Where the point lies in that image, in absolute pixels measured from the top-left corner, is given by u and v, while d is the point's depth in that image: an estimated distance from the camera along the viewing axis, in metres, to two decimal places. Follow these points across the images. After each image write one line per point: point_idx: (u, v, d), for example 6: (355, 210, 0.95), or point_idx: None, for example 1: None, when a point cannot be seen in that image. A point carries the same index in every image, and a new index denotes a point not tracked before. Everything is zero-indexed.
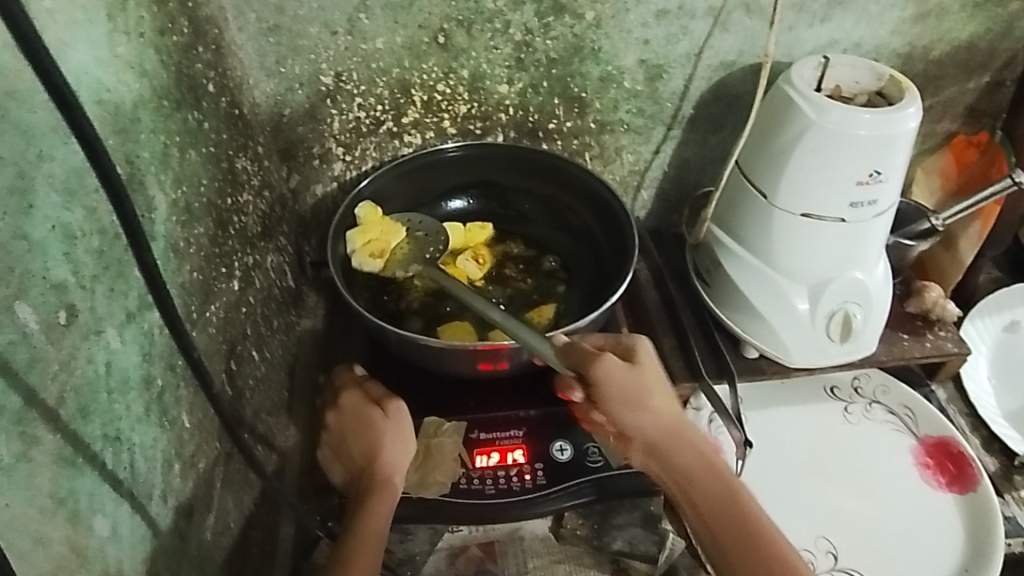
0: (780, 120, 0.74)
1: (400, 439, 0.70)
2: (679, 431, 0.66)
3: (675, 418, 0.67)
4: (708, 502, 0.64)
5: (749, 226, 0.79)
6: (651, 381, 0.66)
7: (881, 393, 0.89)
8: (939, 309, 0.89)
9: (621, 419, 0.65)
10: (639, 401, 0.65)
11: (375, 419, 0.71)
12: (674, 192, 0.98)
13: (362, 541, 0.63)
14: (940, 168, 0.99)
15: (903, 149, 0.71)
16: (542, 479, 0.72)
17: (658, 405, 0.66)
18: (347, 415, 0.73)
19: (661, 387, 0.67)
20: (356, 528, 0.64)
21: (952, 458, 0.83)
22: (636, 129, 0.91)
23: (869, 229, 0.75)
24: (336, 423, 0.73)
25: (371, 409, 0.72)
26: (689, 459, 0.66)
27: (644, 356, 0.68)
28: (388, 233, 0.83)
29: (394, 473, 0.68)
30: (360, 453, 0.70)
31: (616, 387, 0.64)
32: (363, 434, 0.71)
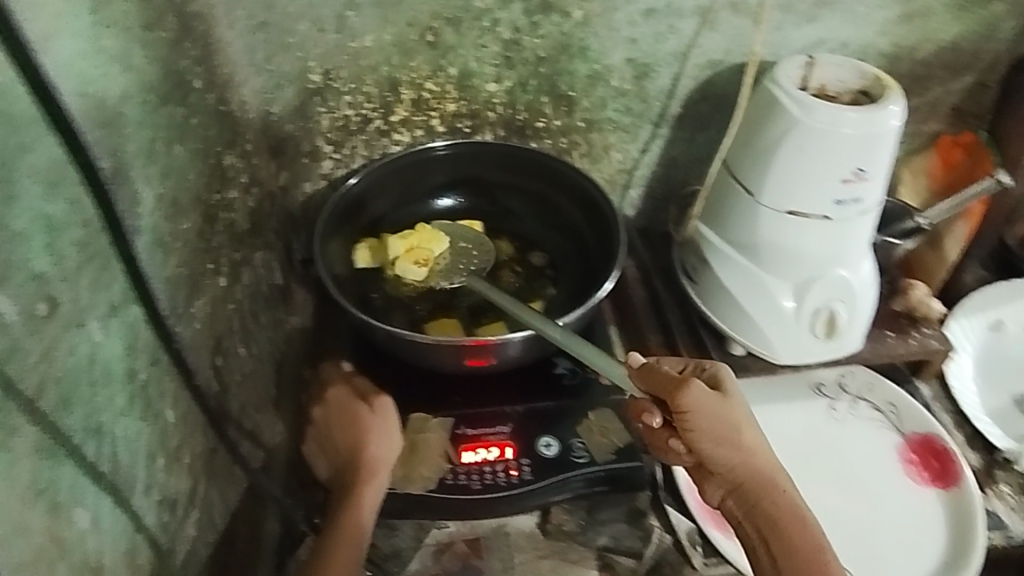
0: (764, 119, 0.75)
1: (386, 433, 0.72)
2: (764, 469, 0.66)
3: (762, 459, 0.66)
4: (789, 548, 0.63)
5: (735, 223, 0.80)
6: (740, 417, 0.66)
7: (866, 390, 0.90)
8: (924, 307, 0.90)
9: (710, 453, 0.65)
10: (729, 438, 0.65)
11: (362, 412, 0.73)
12: (661, 191, 0.99)
13: (347, 532, 0.65)
14: (926, 169, 0.98)
15: (887, 147, 0.72)
16: (528, 474, 0.72)
17: (746, 440, 0.66)
18: (334, 409, 0.75)
19: (750, 422, 0.67)
20: (342, 520, 0.66)
21: (935, 455, 0.84)
22: (624, 128, 0.91)
23: (853, 226, 0.75)
24: (323, 415, 0.75)
25: (357, 402, 0.74)
26: (776, 501, 0.65)
27: (734, 391, 0.67)
28: (431, 243, 0.85)
29: (381, 465, 0.70)
30: (346, 445, 0.72)
31: (704, 420, 0.64)
32: (349, 425, 0.73)
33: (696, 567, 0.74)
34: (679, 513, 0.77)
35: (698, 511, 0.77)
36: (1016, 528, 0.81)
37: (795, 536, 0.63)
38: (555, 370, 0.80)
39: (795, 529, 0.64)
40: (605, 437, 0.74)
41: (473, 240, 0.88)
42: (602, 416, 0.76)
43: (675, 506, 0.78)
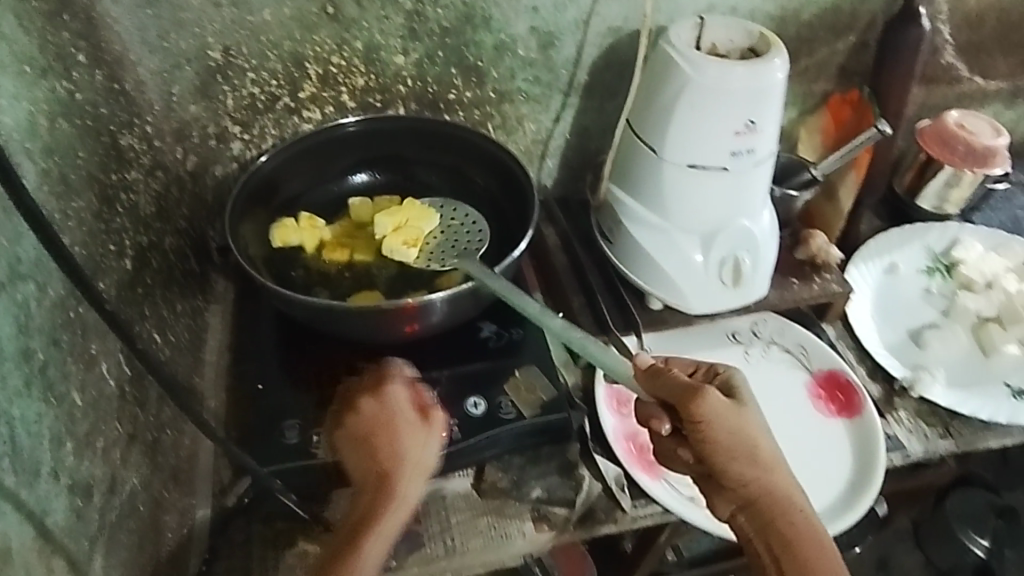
0: (659, 78, 0.78)
1: (420, 456, 0.62)
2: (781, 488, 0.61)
3: (777, 475, 0.62)
4: (800, 573, 0.59)
5: (642, 181, 0.83)
6: (756, 431, 0.62)
7: (776, 334, 0.96)
8: (823, 254, 0.96)
9: (724, 468, 0.61)
10: (744, 454, 0.61)
11: (409, 425, 0.63)
12: (577, 159, 1.02)
13: (357, 564, 0.57)
14: (820, 126, 1.07)
15: (773, 99, 0.76)
16: (458, 434, 0.73)
17: (761, 455, 0.61)
18: (377, 418, 0.63)
19: (763, 434, 0.62)
20: (357, 550, 0.58)
21: (840, 388, 0.90)
22: (535, 97, 0.93)
23: (749, 177, 0.80)
24: (360, 419, 0.64)
25: (406, 414, 0.64)
26: (795, 523, 0.60)
27: (750, 401, 0.64)
28: (421, 223, 0.85)
29: (411, 494, 0.60)
30: (378, 461, 0.61)
31: (720, 435, 0.60)
32: (383, 435, 0.62)
33: (626, 510, 0.78)
34: (607, 461, 0.81)
35: (625, 458, 0.80)
36: (915, 449, 0.87)
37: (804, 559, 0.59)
38: (480, 334, 0.82)
39: (813, 554, 0.59)
40: (529, 394, 0.76)
41: (463, 220, 0.88)
42: (528, 373, 0.78)
43: (603, 455, 0.81)
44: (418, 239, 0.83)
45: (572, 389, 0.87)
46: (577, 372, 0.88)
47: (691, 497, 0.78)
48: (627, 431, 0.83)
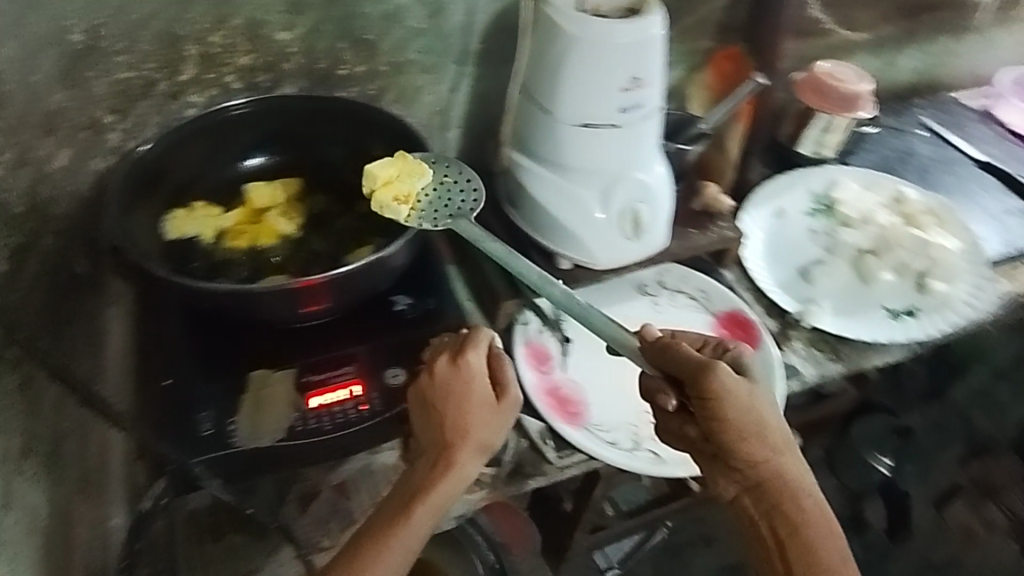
0: (546, 39, 0.80)
1: (489, 429, 0.69)
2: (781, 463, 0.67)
3: (781, 450, 0.68)
4: (801, 549, 0.65)
5: (539, 142, 0.85)
6: (766, 410, 0.67)
7: (681, 282, 1.01)
8: (716, 202, 1.03)
9: (733, 446, 0.67)
10: (752, 434, 0.67)
11: (484, 398, 0.70)
12: (478, 128, 1.02)
13: (411, 523, 0.65)
14: (706, 82, 1.11)
15: (655, 54, 0.79)
16: (379, 406, 0.73)
17: (771, 433, 0.67)
18: (465, 382, 0.69)
19: (772, 414, 0.68)
20: (416, 507, 0.66)
21: (741, 326, 0.97)
22: (429, 68, 0.93)
23: (639, 130, 0.83)
24: (443, 382, 0.70)
25: (481, 387, 0.70)
26: (800, 503, 0.66)
27: (759, 380, 0.69)
28: (416, 177, 0.81)
29: (467, 466, 0.68)
30: (448, 428, 0.68)
31: (731, 412, 0.66)
32: (458, 403, 0.69)
33: (551, 461, 0.81)
34: (530, 417, 0.84)
35: (546, 411, 0.84)
36: (808, 374, 0.95)
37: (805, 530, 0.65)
38: (394, 306, 0.82)
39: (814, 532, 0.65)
40: None
41: (456, 176, 0.84)
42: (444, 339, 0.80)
43: (526, 412, 0.85)
44: (411, 198, 0.81)
45: None
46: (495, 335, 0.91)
47: (611, 442, 0.83)
48: (547, 386, 0.87)
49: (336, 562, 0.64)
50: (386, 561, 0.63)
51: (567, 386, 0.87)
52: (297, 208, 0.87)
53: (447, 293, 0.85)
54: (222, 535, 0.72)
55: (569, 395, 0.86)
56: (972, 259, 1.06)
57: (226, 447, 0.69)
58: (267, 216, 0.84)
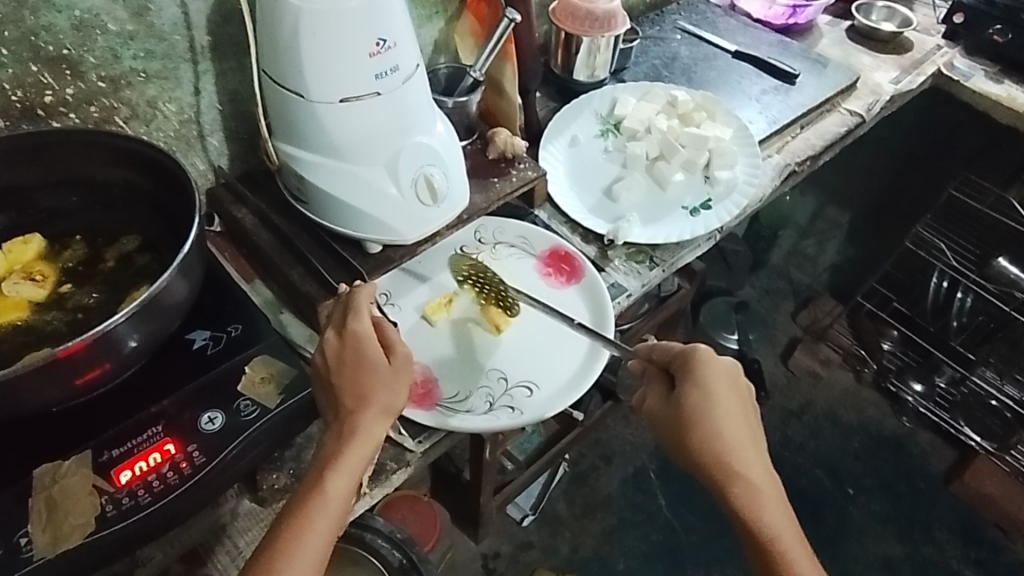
0: (272, 17, 0.73)
1: (392, 388, 0.68)
2: (720, 469, 0.69)
3: (734, 452, 0.69)
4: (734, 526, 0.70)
5: (303, 130, 0.79)
6: (708, 432, 0.70)
7: (498, 233, 1.01)
8: (511, 146, 1.02)
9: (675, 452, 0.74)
10: (715, 447, 0.69)
11: (379, 359, 0.68)
12: (242, 127, 0.93)
13: (329, 493, 0.62)
14: (469, 30, 1.08)
15: (393, 11, 0.75)
16: (201, 458, 0.66)
17: (730, 444, 0.69)
18: (355, 347, 0.68)
19: (726, 424, 0.70)
20: (329, 479, 0.63)
21: (564, 259, 0.99)
22: (157, 74, 0.82)
23: (404, 94, 0.80)
24: (335, 354, 0.68)
25: (373, 348, 0.68)
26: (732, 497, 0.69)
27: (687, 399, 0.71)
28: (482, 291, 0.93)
29: (371, 431, 0.66)
30: (348, 395, 0.67)
31: (679, 430, 0.71)
32: (354, 369, 0.67)
33: (411, 449, 0.80)
34: None
35: None
36: (633, 287, 0.99)
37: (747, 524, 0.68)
38: (193, 345, 0.74)
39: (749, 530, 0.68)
40: (264, 383, 0.71)
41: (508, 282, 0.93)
42: (262, 363, 0.73)
43: None
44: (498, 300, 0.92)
45: None
46: None
47: (466, 410, 0.82)
48: None
49: (258, 552, 0.61)
50: (313, 536, 0.61)
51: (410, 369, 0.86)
52: (45, 264, 0.76)
53: (252, 313, 0.77)
54: None
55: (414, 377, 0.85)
56: (744, 141, 1.16)
57: (22, 566, 0.59)
58: (8, 278, 0.73)
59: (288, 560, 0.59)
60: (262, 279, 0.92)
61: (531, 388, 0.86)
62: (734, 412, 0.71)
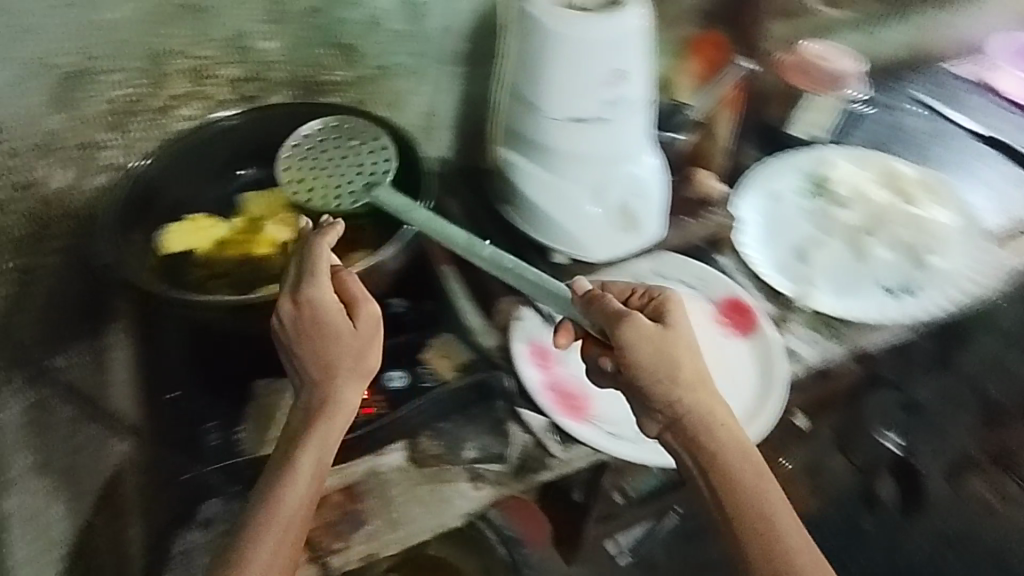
0: (528, 35, 0.80)
1: (364, 357, 0.67)
2: (710, 403, 0.67)
3: (701, 377, 0.67)
4: (731, 493, 0.62)
5: (527, 139, 0.86)
6: (691, 356, 0.68)
7: (679, 270, 1.01)
8: (707, 187, 1.08)
9: (643, 388, 0.67)
10: (671, 352, 0.67)
11: (343, 331, 0.67)
12: (468, 129, 1.02)
13: (321, 456, 0.64)
14: (692, 71, 1.15)
15: (636, 45, 0.80)
16: (384, 409, 0.81)
17: (702, 400, 0.66)
18: (326, 316, 0.66)
19: (688, 356, 0.68)
20: (312, 444, 0.64)
21: (740, 312, 0.98)
22: (414, 71, 0.93)
23: (626, 123, 0.84)
24: (292, 325, 0.66)
25: (336, 316, 0.67)
26: (718, 437, 0.65)
27: (677, 318, 0.70)
28: None
29: (344, 403, 0.65)
30: (313, 367, 0.66)
31: (642, 359, 0.66)
32: (317, 335, 0.66)
33: (555, 455, 0.82)
34: (532, 412, 0.84)
35: (551, 406, 0.84)
36: (809, 354, 0.96)
37: (726, 475, 0.63)
38: (391, 310, 0.83)
39: (733, 466, 0.63)
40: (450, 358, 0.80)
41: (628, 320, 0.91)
42: (444, 342, 0.86)
43: (529, 407, 0.84)
44: None
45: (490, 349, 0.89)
46: (494, 332, 0.90)
47: (616, 433, 0.83)
48: (551, 380, 0.86)
49: (250, 513, 0.61)
50: (289, 508, 0.61)
51: (570, 378, 0.87)
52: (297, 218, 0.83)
53: None
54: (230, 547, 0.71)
55: (571, 388, 0.86)
56: (969, 234, 1.08)
57: (235, 458, 0.74)
58: (266, 226, 0.81)
59: (272, 525, 0.60)
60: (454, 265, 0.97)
61: None
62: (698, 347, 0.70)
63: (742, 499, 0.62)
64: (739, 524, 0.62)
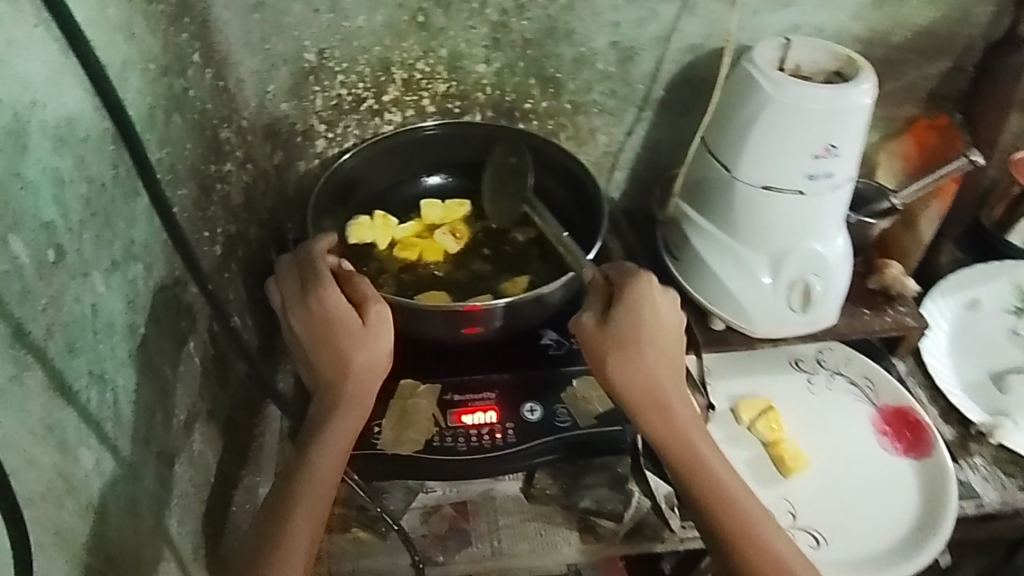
0: (741, 97, 0.78)
1: (374, 354, 0.67)
2: (660, 386, 0.67)
3: (652, 382, 0.67)
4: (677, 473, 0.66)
5: (713, 198, 0.83)
6: (652, 342, 0.67)
7: (843, 365, 0.93)
8: (899, 285, 0.93)
9: (606, 370, 0.67)
10: (644, 350, 0.67)
11: (352, 325, 0.67)
12: (647, 173, 1.01)
13: (325, 471, 0.64)
14: (902, 151, 1.03)
15: (857, 124, 0.75)
16: (512, 438, 0.75)
17: (662, 379, 0.67)
18: (332, 320, 0.67)
19: (655, 338, 0.67)
20: (318, 458, 0.64)
21: (909, 426, 0.88)
22: (609, 110, 0.94)
23: (826, 202, 0.79)
24: (306, 330, 0.67)
25: (347, 314, 0.67)
26: (663, 420, 0.66)
27: (643, 305, 0.67)
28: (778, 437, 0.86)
29: (361, 401, 0.66)
30: (329, 370, 0.66)
31: (613, 366, 0.67)
32: (328, 335, 0.66)
33: (674, 529, 0.77)
34: (658, 478, 0.80)
35: None
36: (989, 497, 0.84)
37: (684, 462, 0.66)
38: (541, 341, 0.84)
39: (683, 449, 0.66)
40: (588, 402, 0.77)
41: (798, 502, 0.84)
42: (586, 383, 0.79)
43: (655, 472, 0.80)
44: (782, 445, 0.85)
45: None
46: None
47: None
48: None
49: (258, 529, 0.62)
50: (295, 524, 0.61)
51: None
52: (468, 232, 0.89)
53: None
54: (351, 528, 0.76)
55: None
56: None
57: (369, 448, 0.73)
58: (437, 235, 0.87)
59: (277, 542, 0.61)
60: None
61: (818, 541, 0.78)
62: (674, 336, 0.69)
63: (712, 484, 0.65)
64: (702, 508, 0.65)
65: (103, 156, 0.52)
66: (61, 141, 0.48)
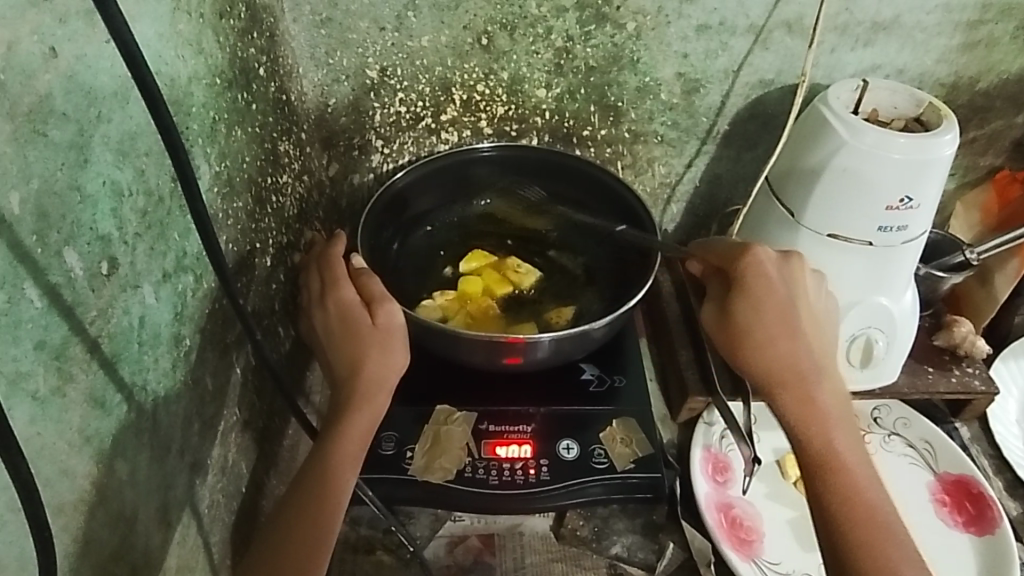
0: (812, 139, 0.74)
1: (389, 352, 0.67)
2: (786, 369, 0.65)
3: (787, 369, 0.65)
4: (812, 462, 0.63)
5: (774, 242, 0.79)
6: (774, 322, 0.65)
7: (901, 425, 0.87)
8: (968, 344, 0.87)
9: (745, 356, 0.66)
10: (776, 338, 0.65)
11: (362, 325, 0.68)
12: (705, 207, 0.98)
13: (340, 459, 0.63)
14: (981, 203, 0.96)
15: (936, 177, 0.71)
16: (546, 475, 0.72)
17: (803, 357, 0.66)
18: (346, 315, 0.68)
19: (782, 314, 0.65)
20: (334, 446, 0.64)
21: (971, 498, 0.82)
22: (670, 142, 0.91)
23: (896, 254, 0.75)
24: (324, 329, 0.69)
25: (359, 312, 0.69)
26: (790, 403, 0.65)
27: (763, 286, 0.66)
28: None
29: (375, 398, 0.66)
30: (344, 367, 0.67)
31: (748, 356, 0.66)
32: (347, 338, 0.68)
33: None
34: (695, 530, 0.77)
35: (716, 530, 0.76)
36: None
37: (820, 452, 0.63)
38: (583, 375, 0.81)
39: (808, 443, 0.64)
40: (625, 445, 0.75)
41: None
42: (625, 425, 0.76)
43: (691, 522, 0.78)
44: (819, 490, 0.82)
45: (667, 444, 0.84)
46: (673, 427, 0.85)
47: None
48: (720, 501, 0.79)
49: (284, 508, 0.62)
50: (314, 508, 0.61)
51: (742, 506, 0.79)
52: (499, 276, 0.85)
53: (638, 374, 0.82)
54: (375, 550, 0.75)
55: (742, 518, 0.78)
56: None
57: (400, 472, 0.72)
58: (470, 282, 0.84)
59: (296, 523, 0.60)
60: (647, 341, 0.92)
61: None
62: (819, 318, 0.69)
63: (849, 478, 0.62)
64: (840, 505, 0.61)
65: (162, 169, 0.53)
66: (123, 155, 0.48)
